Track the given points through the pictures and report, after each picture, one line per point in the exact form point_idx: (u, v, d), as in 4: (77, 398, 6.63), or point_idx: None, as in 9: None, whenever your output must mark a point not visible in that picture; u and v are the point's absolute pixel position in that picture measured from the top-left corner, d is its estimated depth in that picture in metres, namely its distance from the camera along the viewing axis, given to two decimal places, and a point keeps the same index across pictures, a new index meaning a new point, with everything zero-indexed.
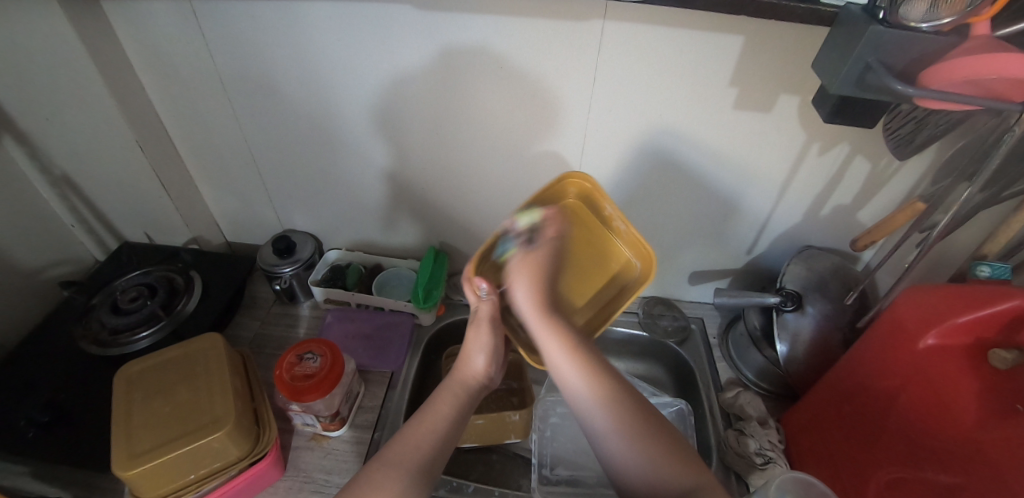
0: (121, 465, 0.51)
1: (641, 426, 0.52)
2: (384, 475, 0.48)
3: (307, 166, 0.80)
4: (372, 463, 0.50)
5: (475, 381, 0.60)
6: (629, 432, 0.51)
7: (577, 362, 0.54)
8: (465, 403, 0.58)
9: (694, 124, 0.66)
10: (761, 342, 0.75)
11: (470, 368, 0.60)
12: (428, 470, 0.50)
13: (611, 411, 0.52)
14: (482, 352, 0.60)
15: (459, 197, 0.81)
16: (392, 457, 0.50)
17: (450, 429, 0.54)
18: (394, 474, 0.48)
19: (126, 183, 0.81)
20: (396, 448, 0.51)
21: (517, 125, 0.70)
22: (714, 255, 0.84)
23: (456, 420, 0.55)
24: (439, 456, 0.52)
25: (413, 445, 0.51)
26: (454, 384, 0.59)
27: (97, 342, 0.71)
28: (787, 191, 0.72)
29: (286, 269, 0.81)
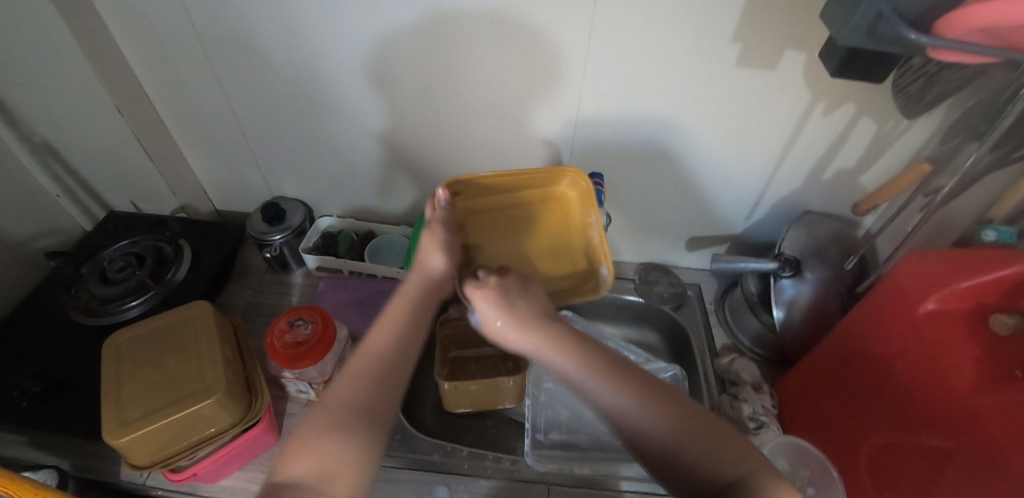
0: (112, 432, 0.51)
1: (633, 383, 0.42)
2: (347, 386, 0.43)
3: (294, 131, 0.78)
4: (337, 377, 0.44)
5: (431, 278, 0.56)
6: (619, 388, 0.41)
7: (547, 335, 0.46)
8: (422, 305, 0.52)
9: (694, 84, 0.63)
10: (757, 307, 0.74)
11: (425, 266, 0.56)
12: (396, 377, 0.45)
13: (596, 367, 0.43)
14: (434, 252, 0.57)
15: (450, 161, 0.79)
16: (356, 373, 0.44)
17: (411, 334, 0.48)
18: (360, 384, 0.43)
19: (109, 150, 0.79)
20: (357, 359, 0.45)
21: (509, 85, 0.67)
22: (713, 221, 0.82)
23: (418, 325, 0.50)
24: (404, 362, 0.46)
25: (374, 353, 0.45)
26: (410, 285, 0.54)
27: (88, 311, 0.71)
28: (790, 155, 0.70)
29: (276, 237, 0.79)
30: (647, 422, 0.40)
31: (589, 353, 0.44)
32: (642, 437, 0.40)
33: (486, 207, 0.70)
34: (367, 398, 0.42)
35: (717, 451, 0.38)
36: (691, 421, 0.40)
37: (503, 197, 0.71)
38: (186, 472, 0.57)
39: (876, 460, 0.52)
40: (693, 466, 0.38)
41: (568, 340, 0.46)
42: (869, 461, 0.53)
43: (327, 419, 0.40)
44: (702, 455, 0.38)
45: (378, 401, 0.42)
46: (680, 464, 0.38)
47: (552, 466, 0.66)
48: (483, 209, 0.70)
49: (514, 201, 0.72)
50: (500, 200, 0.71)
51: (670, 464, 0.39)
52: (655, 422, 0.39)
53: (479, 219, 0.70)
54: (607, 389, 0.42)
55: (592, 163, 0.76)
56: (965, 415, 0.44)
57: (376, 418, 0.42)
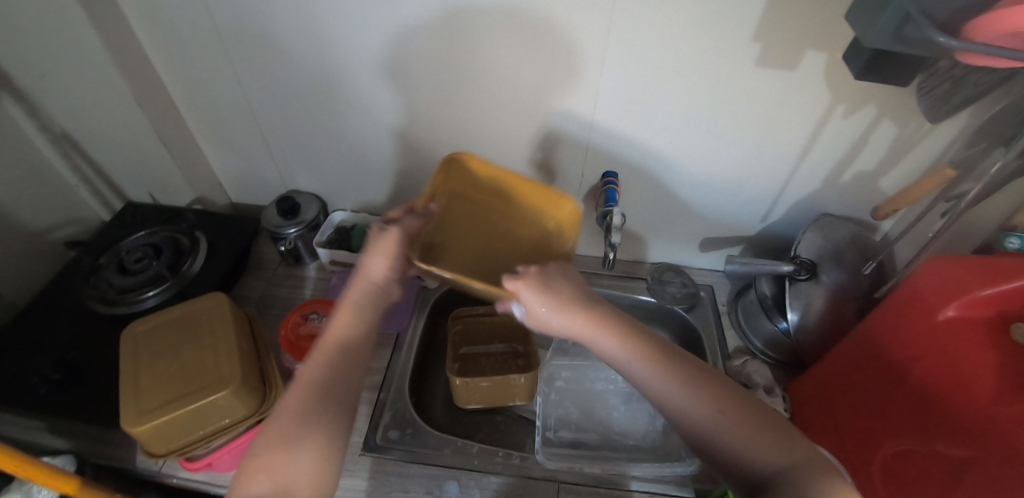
0: (130, 421, 0.52)
1: (689, 374, 0.44)
2: (292, 410, 0.45)
3: (311, 126, 0.78)
4: (283, 397, 0.46)
5: (376, 286, 0.53)
6: (672, 379, 0.44)
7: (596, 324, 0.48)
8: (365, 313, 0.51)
9: (713, 84, 0.62)
10: (772, 310, 0.74)
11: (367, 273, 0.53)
12: (337, 392, 0.47)
13: (651, 359, 0.46)
14: (382, 258, 0.54)
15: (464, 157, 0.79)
16: (299, 394, 0.45)
17: (353, 350, 0.49)
18: (301, 406, 0.45)
19: (128, 143, 0.80)
20: (302, 379, 0.47)
21: (525, 83, 0.66)
22: (727, 222, 0.81)
23: (360, 336, 0.50)
24: (346, 379, 0.47)
25: (315, 371, 0.47)
26: (353, 296, 0.52)
27: (105, 300, 0.71)
28: (808, 156, 0.69)
29: (291, 230, 0.80)
30: (697, 412, 0.42)
31: (640, 344, 0.47)
32: (690, 424, 0.42)
33: (468, 201, 0.70)
34: (315, 419, 0.44)
35: (770, 443, 0.40)
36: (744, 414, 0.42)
37: (488, 195, 0.71)
38: (201, 461, 0.58)
39: (889, 468, 0.51)
40: (743, 458, 0.40)
41: (613, 326, 0.48)
42: (882, 469, 0.52)
43: (276, 440, 0.43)
44: (752, 447, 0.40)
45: (324, 422, 0.45)
46: (728, 455, 0.40)
47: (563, 464, 0.66)
48: (462, 204, 0.70)
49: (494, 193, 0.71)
50: (483, 201, 0.71)
51: (715, 453, 0.41)
52: (708, 413, 0.42)
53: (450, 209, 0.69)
54: (653, 377, 0.45)
55: (606, 163, 0.75)
56: (988, 423, 0.44)
57: (325, 432, 0.44)
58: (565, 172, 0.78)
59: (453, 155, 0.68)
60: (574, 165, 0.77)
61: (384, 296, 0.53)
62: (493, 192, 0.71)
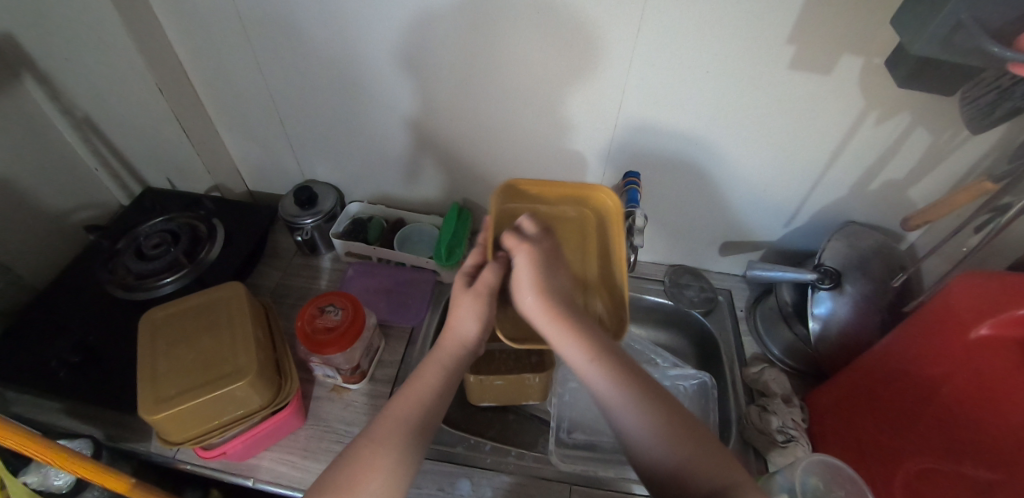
0: (147, 409, 0.52)
1: (639, 391, 0.47)
2: (376, 453, 0.46)
3: (330, 116, 0.77)
4: (358, 441, 0.47)
5: (466, 346, 0.56)
6: (630, 401, 0.46)
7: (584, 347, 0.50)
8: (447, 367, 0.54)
9: (743, 85, 0.61)
10: (792, 318, 0.74)
11: (458, 331, 0.56)
12: (416, 438, 0.48)
13: (620, 384, 0.48)
14: (470, 318, 0.56)
15: (482, 153, 0.78)
16: (379, 440, 0.47)
17: (432, 404, 0.51)
18: (386, 452, 0.46)
19: (147, 128, 0.79)
20: (383, 427, 0.48)
21: (551, 78, 0.65)
22: (749, 227, 0.79)
23: (441, 390, 0.52)
24: (428, 424, 0.49)
25: (398, 419, 0.48)
26: (444, 353, 0.55)
27: (123, 285, 0.72)
28: (837, 163, 0.67)
29: (308, 221, 0.80)
30: (641, 428, 0.45)
31: (610, 367, 0.49)
32: (636, 438, 0.46)
33: (542, 214, 0.72)
34: (397, 462, 0.46)
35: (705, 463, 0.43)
36: (707, 448, 0.44)
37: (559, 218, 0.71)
38: (216, 450, 0.58)
39: (913, 486, 0.50)
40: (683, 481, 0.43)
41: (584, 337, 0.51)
42: (906, 487, 0.51)
43: (354, 482, 0.44)
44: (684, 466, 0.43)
45: (403, 462, 0.46)
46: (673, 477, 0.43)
47: (576, 467, 0.65)
48: (570, 220, 0.71)
49: (568, 216, 0.72)
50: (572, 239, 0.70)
51: (669, 480, 0.43)
52: (654, 438, 0.45)
53: (532, 216, 0.71)
54: (609, 388, 0.48)
55: (628, 164, 0.74)
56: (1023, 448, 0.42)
57: (402, 472, 0.46)
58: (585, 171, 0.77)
59: (590, 187, 0.71)
60: (594, 164, 0.75)
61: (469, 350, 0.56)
62: (595, 241, 0.70)
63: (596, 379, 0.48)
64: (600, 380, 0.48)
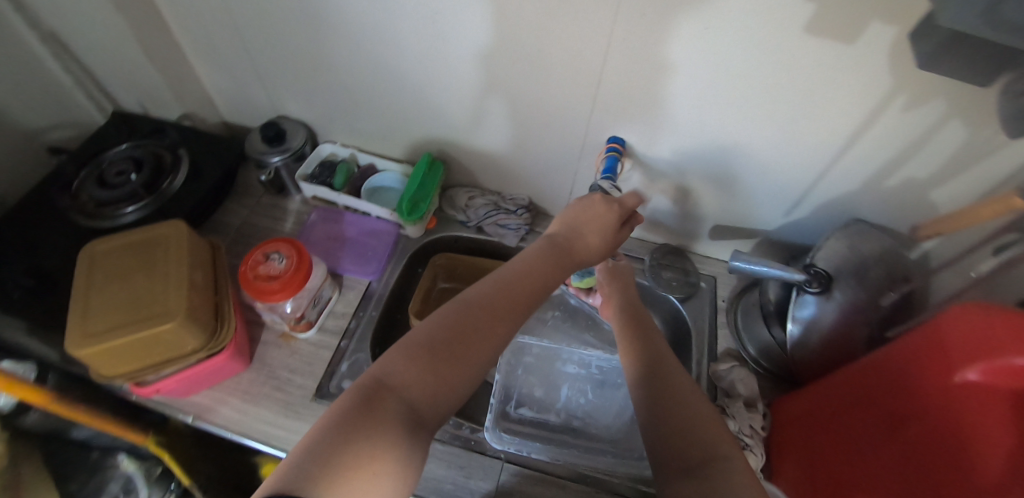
0: (75, 344, 0.53)
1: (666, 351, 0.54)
2: (453, 366, 0.43)
3: (297, 49, 0.71)
4: (438, 332, 0.44)
5: (567, 262, 0.56)
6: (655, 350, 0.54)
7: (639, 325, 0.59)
8: (490, 313, 0.47)
9: (748, 50, 0.51)
10: (772, 317, 0.67)
11: (579, 249, 0.57)
12: (480, 359, 0.45)
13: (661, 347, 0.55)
14: (596, 248, 0.58)
15: (453, 104, 0.71)
16: (442, 360, 0.43)
17: (503, 316, 0.48)
18: (457, 364, 0.43)
19: (112, 49, 0.75)
20: (461, 328, 0.45)
21: (528, 23, 0.56)
22: (743, 212, 0.71)
23: (517, 307, 0.49)
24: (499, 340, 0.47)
25: (475, 318, 0.46)
26: (544, 262, 0.54)
27: (85, 212, 0.72)
28: (851, 151, 0.57)
29: (274, 159, 0.76)
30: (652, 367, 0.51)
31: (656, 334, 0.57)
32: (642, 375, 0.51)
33: None
34: (457, 384, 0.43)
35: (710, 431, 0.43)
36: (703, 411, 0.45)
37: None
38: (150, 388, 0.59)
39: None
40: (694, 434, 0.43)
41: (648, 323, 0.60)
42: None
43: (421, 392, 0.41)
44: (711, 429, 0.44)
45: (456, 398, 0.43)
46: (682, 412, 0.45)
47: (513, 445, 0.62)
48: None
49: None
50: None
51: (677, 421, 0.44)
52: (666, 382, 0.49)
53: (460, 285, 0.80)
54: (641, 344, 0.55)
55: (613, 131, 0.66)
56: (994, 452, 0.37)
57: (456, 388, 0.43)
58: (565, 137, 0.69)
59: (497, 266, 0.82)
60: (575, 128, 0.67)
61: (536, 290, 0.52)
62: None
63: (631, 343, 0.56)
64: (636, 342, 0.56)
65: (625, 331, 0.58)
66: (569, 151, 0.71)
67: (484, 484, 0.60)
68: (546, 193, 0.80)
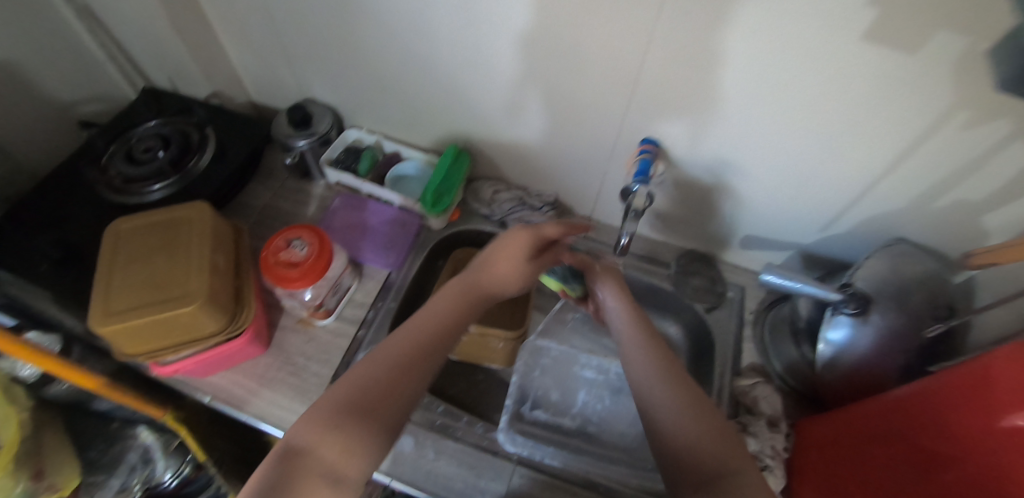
0: (97, 321, 0.53)
1: (664, 357, 0.50)
2: (369, 409, 0.43)
3: (327, 33, 0.70)
4: (343, 385, 0.45)
5: (483, 290, 0.57)
6: (652, 358, 0.50)
7: (636, 327, 0.55)
8: (400, 351, 0.48)
9: (795, 57, 0.48)
10: (801, 336, 0.65)
11: (493, 274, 0.57)
12: (398, 390, 0.45)
13: (660, 351, 0.51)
14: (514, 271, 0.58)
15: (481, 94, 0.69)
16: (351, 404, 0.43)
17: (420, 352, 0.49)
18: (372, 404, 0.44)
19: (143, 25, 0.74)
20: (367, 374, 0.45)
21: (567, 18, 0.54)
22: (778, 223, 0.68)
23: (433, 342, 0.50)
24: (416, 370, 0.47)
25: (383, 361, 0.47)
26: (457, 297, 0.55)
27: (112, 188, 0.72)
28: (898, 165, 0.54)
29: (300, 143, 0.76)
30: (651, 377, 0.48)
31: (655, 337, 0.53)
32: (642, 388, 0.48)
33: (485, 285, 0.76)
34: (376, 424, 0.43)
35: (726, 450, 0.41)
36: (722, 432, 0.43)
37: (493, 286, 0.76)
38: (170, 368, 0.59)
39: None
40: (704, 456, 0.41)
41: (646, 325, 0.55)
42: None
43: (338, 442, 0.41)
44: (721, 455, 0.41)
45: (381, 433, 0.43)
46: (677, 432, 0.43)
47: (526, 449, 0.62)
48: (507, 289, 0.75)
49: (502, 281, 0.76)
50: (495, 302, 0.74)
51: (681, 446, 0.42)
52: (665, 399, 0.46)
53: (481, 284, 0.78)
54: (641, 350, 0.52)
55: (644, 130, 0.63)
56: None
57: (382, 426, 0.43)
58: (594, 135, 0.67)
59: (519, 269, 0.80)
60: (604, 126, 0.65)
61: (457, 321, 0.53)
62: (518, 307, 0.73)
63: (635, 347, 0.52)
64: (637, 346, 0.52)
65: (626, 335, 0.54)
66: (597, 149, 0.69)
67: (494, 485, 0.59)
68: (572, 192, 0.78)
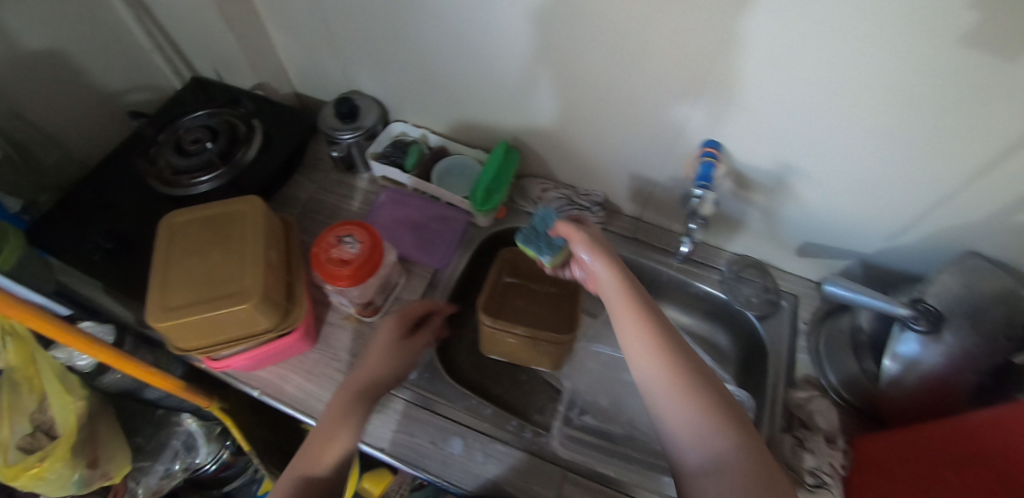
0: (155, 316, 0.53)
1: (673, 350, 0.45)
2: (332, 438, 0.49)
3: (378, 25, 0.68)
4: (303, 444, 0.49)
5: (369, 386, 0.55)
6: (655, 356, 0.45)
7: (630, 308, 0.48)
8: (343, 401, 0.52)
9: (875, 63, 0.45)
10: (863, 351, 0.64)
11: (367, 372, 0.56)
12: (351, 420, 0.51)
13: (664, 343, 0.45)
14: (385, 362, 0.58)
15: (501, 77, 0.67)
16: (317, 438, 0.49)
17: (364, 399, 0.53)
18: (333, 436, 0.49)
19: (192, 15, 0.74)
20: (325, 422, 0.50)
21: (630, 16, 0.51)
22: (842, 231, 0.65)
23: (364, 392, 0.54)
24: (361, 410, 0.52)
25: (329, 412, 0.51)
26: (345, 391, 0.54)
27: (161, 179, 0.72)
28: (941, 156, 0.50)
29: (346, 136, 0.74)
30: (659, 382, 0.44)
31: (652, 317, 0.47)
32: (653, 396, 0.44)
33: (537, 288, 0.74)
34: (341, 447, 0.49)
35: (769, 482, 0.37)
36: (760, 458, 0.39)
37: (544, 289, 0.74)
38: (222, 362, 0.60)
39: None
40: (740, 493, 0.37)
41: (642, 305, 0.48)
42: None
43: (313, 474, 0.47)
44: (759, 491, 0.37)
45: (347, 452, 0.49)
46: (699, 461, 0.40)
47: (576, 456, 0.61)
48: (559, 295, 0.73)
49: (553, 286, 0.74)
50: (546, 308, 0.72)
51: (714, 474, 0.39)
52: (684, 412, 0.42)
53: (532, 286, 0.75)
54: (643, 345, 0.45)
55: (667, 114, 0.60)
56: None
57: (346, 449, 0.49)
58: (621, 120, 0.64)
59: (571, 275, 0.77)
60: (627, 109, 0.62)
61: (353, 402, 0.52)
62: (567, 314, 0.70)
63: (635, 339, 0.46)
64: (639, 338, 0.46)
65: (622, 317, 0.48)
66: (621, 135, 0.66)
67: (541, 490, 0.58)
68: (623, 192, 0.76)
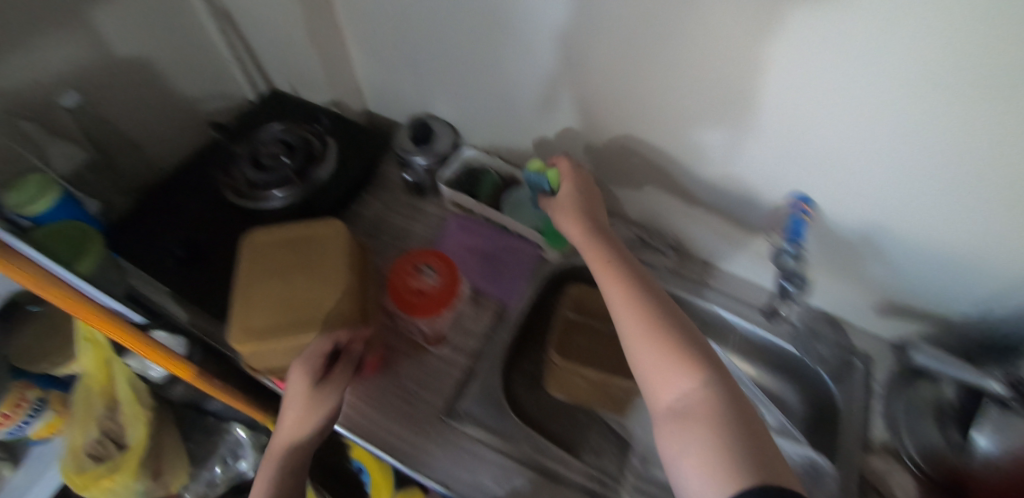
0: (237, 339, 0.53)
1: (648, 298, 0.48)
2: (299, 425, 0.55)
3: (459, 53, 0.68)
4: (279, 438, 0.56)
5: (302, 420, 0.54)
6: (629, 299, 0.48)
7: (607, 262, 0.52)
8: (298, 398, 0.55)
9: (938, 138, 0.42)
10: (947, 420, 0.59)
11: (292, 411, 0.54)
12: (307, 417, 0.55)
13: (636, 289, 0.48)
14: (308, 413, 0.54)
15: (547, 99, 0.66)
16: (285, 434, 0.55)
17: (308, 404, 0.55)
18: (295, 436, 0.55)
19: (277, 33, 0.75)
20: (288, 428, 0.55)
21: (686, 71, 0.50)
22: (928, 297, 0.60)
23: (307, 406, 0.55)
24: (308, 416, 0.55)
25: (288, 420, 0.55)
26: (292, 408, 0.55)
27: (236, 191, 0.73)
28: (983, 209, 0.46)
29: (419, 161, 0.74)
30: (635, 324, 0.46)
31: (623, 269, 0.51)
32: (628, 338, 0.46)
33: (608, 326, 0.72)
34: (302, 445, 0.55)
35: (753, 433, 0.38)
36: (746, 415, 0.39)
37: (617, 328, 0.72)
38: None
39: None
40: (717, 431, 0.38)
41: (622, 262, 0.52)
42: None
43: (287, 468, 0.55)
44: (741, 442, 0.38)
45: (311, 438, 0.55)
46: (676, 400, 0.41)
47: None
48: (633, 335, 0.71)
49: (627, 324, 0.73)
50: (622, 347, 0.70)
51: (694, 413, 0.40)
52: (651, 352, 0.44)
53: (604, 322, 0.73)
54: (619, 291, 0.49)
55: (705, 153, 0.58)
56: None
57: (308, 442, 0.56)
58: (647, 136, 0.61)
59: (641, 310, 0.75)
60: (685, 153, 0.60)
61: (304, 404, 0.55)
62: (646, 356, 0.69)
63: (612, 288, 0.49)
64: (615, 287, 0.49)
65: (599, 271, 0.52)
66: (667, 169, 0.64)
67: None
68: (695, 235, 0.73)
